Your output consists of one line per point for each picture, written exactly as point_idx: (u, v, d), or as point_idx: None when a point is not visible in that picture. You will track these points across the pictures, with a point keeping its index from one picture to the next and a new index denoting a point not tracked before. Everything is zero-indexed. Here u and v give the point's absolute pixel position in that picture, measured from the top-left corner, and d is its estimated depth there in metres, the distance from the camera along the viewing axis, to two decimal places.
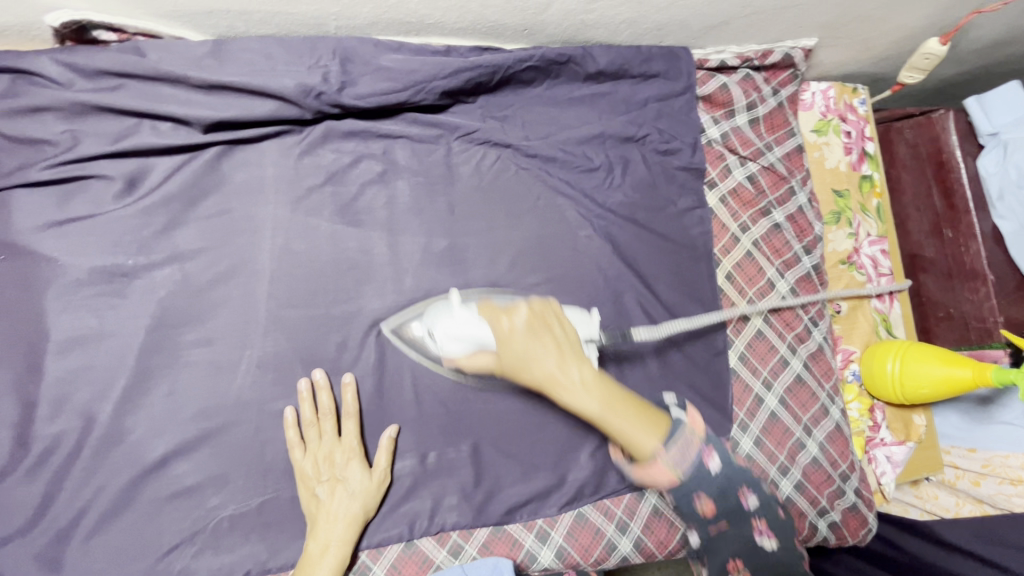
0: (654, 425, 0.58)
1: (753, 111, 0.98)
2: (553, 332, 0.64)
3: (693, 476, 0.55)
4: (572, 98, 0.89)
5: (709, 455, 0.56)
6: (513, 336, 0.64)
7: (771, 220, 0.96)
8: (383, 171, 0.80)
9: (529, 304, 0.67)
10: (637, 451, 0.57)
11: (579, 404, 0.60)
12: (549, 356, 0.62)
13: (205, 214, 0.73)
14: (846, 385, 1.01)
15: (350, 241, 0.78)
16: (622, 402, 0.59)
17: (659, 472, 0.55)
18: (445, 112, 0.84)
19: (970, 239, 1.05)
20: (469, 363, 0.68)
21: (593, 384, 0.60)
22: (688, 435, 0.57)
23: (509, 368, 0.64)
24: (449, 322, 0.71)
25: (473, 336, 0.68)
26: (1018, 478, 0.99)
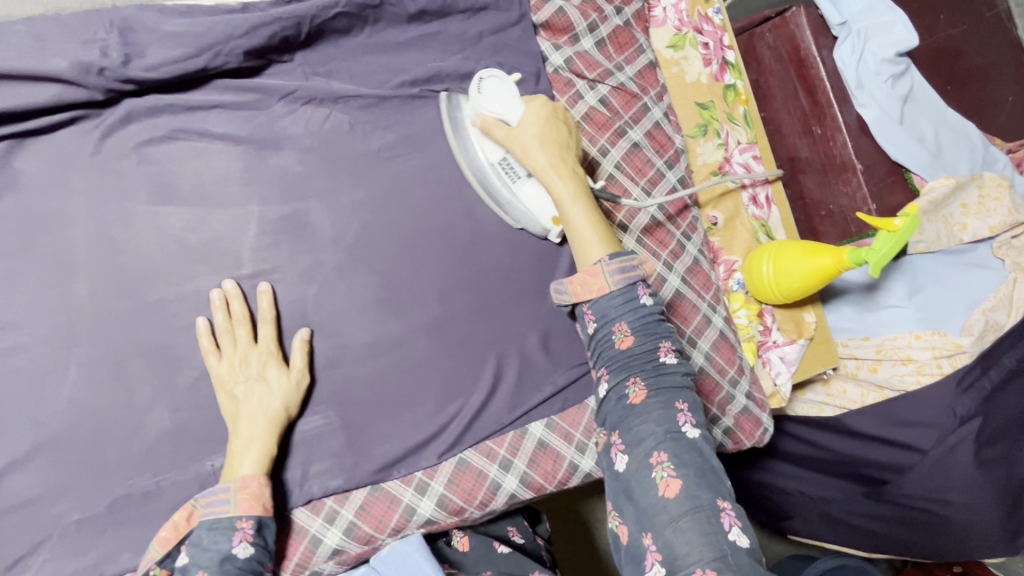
0: (606, 241, 0.70)
1: (597, 32, 0.96)
2: (565, 128, 0.75)
3: (625, 297, 0.68)
4: (399, 43, 0.86)
5: (643, 290, 0.69)
6: (529, 129, 0.73)
7: (629, 140, 0.95)
8: (200, 145, 0.77)
9: (554, 101, 0.76)
10: (584, 254, 0.70)
11: (558, 186, 0.72)
12: (550, 163, 0.72)
13: (4, 216, 0.70)
14: (731, 295, 1.01)
15: (175, 221, 0.75)
16: (590, 206, 0.72)
17: (593, 276, 0.68)
18: (261, 74, 0.80)
19: (836, 132, 1.06)
20: (491, 124, 0.75)
21: (580, 181, 0.73)
22: (631, 260, 0.69)
23: (517, 145, 0.73)
24: (496, 86, 0.77)
25: (500, 111, 0.75)
26: (908, 357, 1.01)
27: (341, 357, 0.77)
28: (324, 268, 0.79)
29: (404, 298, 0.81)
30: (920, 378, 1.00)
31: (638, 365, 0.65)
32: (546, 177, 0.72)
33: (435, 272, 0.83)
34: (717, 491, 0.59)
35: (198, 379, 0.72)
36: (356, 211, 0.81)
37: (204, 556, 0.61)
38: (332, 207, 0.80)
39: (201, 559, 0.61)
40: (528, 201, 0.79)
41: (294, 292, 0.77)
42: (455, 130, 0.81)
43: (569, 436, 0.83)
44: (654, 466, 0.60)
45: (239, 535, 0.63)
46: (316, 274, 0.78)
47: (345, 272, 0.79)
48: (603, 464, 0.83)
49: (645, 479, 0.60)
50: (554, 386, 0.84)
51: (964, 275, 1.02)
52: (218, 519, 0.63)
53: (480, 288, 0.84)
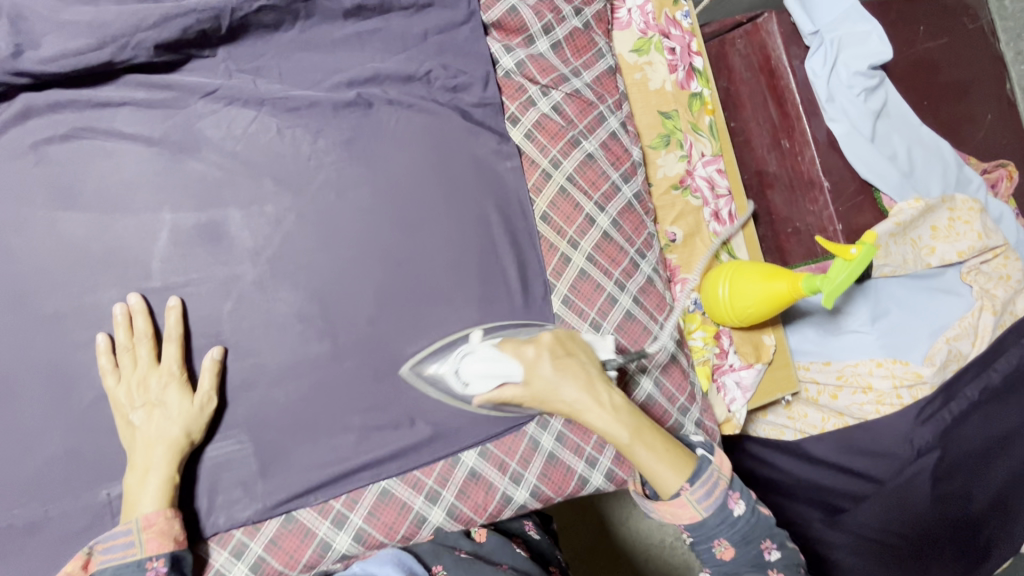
0: (681, 470, 0.68)
1: (552, 34, 0.90)
2: (578, 360, 0.70)
3: (716, 517, 0.69)
4: (335, 40, 0.80)
5: (733, 499, 0.70)
6: (543, 374, 0.68)
7: (582, 150, 0.89)
8: (107, 145, 0.71)
9: (549, 335, 0.71)
10: (664, 487, 0.68)
11: (608, 432, 0.67)
12: (580, 396, 0.68)
13: None
14: (687, 316, 0.96)
15: (76, 228, 0.69)
16: (652, 435, 0.68)
17: (683, 508, 0.68)
18: (179, 70, 0.74)
19: (805, 147, 1.01)
20: (503, 393, 0.70)
21: (624, 407, 0.68)
22: (711, 477, 0.69)
23: (548, 405, 0.69)
24: (473, 364, 0.72)
25: (499, 374, 0.70)
26: (868, 386, 0.97)
27: (258, 378, 0.72)
28: (242, 282, 0.74)
29: (331, 315, 0.76)
30: (879, 408, 0.97)
31: (724, 531, 0.69)
32: (578, 410, 0.68)
33: (367, 288, 0.78)
34: None
35: (94, 400, 0.67)
36: (281, 221, 0.76)
37: None
38: (253, 216, 0.75)
39: None
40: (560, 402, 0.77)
41: (208, 307, 0.72)
42: (448, 348, 0.78)
43: (525, 463, 0.79)
44: None
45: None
46: (235, 288, 0.73)
47: (266, 286, 0.74)
48: (538, 496, 0.80)
49: None
50: (491, 413, 0.79)
51: (931, 301, 0.99)
52: (122, 564, 0.59)
53: (414, 306, 0.79)
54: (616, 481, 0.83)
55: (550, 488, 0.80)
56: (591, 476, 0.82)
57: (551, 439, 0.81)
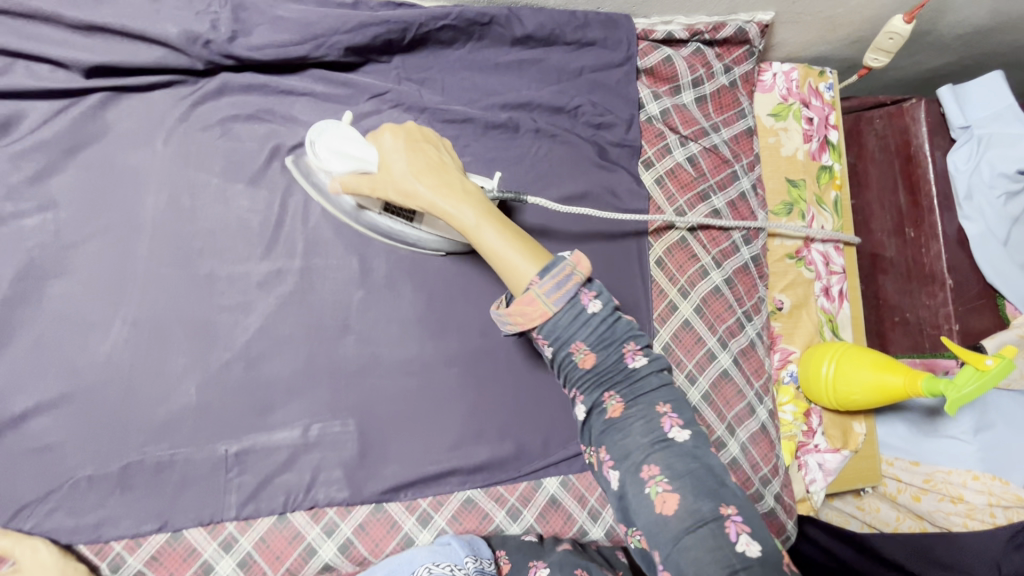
0: (534, 258, 0.55)
1: (700, 88, 0.92)
2: (434, 148, 0.63)
3: (568, 315, 0.53)
4: (498, 63, 0.84)
5: (587, 295, 0.54)
6: (390, 156, 0.62)
7: (709, 206, 0.90)
8: (282, 129, 0.77)
9: (410, 123, 0.65)
10: (515, 282, 0.55)
11: (455, 216, 0.58)
12: (414, 169, 0.61)
13: (84, 163, 0.71)
14: (780, 387, 0.95)
15: (243, 200, 0.75)
16: (499, 217, 0.58)
17: (531, 303, 0.53)
18: (356, 71, 0.79)
19: (932, 240, 0.98)
20: (353, 183, 0.66)
21: (475, 197, 0.59)
22: (563, 270, 0.53)
23: (394, 190, 0.62)
24: (330, 144, 0.67)
25: (360, 158, 0.65)
26: (959, 496, 0.94)
27: (372, 369, 0.76)
28: (372, 276, 0.79)
29: (446, 322, 0.80)
30: (967, 522, 0.93)
31: (649, 441, 0.53)
32: (411, 188, 0.60)
33: (483, 301, 0.81)
34: (717, 498, 0.51)
35: (233, 362, 0.72)
36: None
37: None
38: None
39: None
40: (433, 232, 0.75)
41: (341, 293, 0.77)
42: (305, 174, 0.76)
43: (604, 500, 0.80)
44: (648, 481, 0.52)
45: None
46: (367, 281, 0.78)
47: (394, 284, 0.79)
48: (612, 536, 0.79)
49: (640, 498, 0.52)
50: (579, 446, 0.81)
51: None
52: None
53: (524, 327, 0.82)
54: None
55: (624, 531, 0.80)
56: None
57: None
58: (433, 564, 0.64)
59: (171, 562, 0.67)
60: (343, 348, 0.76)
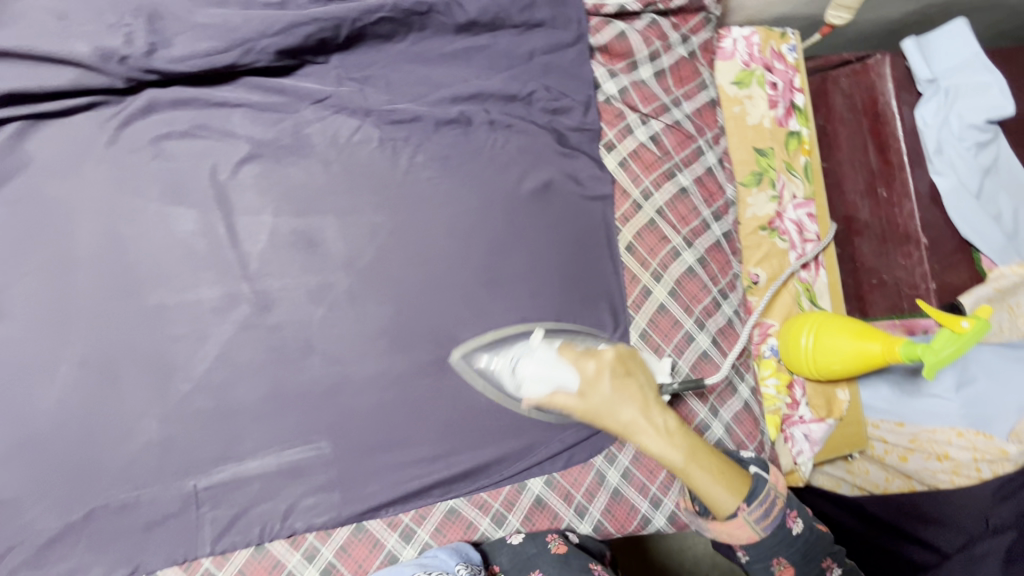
0: (734, 491, 0.67)
1: (658, 61, 0.88)
2: (637, 382, 0.72)
3: (762, 530, 0.66)
4: (443, 54, 0.79)
5: (792, 519, 0.69)
6: (600, 391, 0.69)
7: (676, 184, 0.87)
8: (220, 144, 0.72)
9: (621, 349, 0.73)
10: (720, 505, 0.66)
11: (663, 455, 0.67)
12: (636, 416, 0.69)
13: (10, 199, 0.67)
14: (762, 361, 0.94)
15: (186, 224, 0.71)
16: (704, 454, 0.68)
17: (741, 528, 0.66)
18: (292, 75, 0.75)
19: (904, 199, 0.97)
20: (558, 400, 0.70)
21: (676, 434, 0.68)
22: (767, 496, 0.68)
23: (597, 421, 0.70)
24: (531, 364, 0.72)
25: (556, 380, 0.70)
26: (944, 454, 0.94)
27: (341, 388, 0.74)
28: (333, 291, 0.75)
29: (415, 332, 0.77)
30: (953, 479, 0.94)
31: (783, 549, 0.69)
32: (629, 431, 0.68)
33: (452, 305, 0.78)
34: None
35: (193, 393, 0.69)
36: (375, 233, 0.77)
37: None
38: (349, 226, 0.76)
39: None
40: None
41: (300, 312, 0.73)
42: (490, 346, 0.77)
43: (590, 496, 0.79)
44: None
45: None
46: (326, 295, 0.75)
47: (357, 297, 0.75)
48: (600, 530, 0.79)
49: None
50: (562, 443, 0.79)
51: None
52: None
53: (498, 328, 0.79)
54: (677, 524, 0.81)
55: (612, 524, 0.79)
56: (654, 517, 0.81)
57: (617, 474, 0.81)
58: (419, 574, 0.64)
59: None
60: (309, 368, 0.73)
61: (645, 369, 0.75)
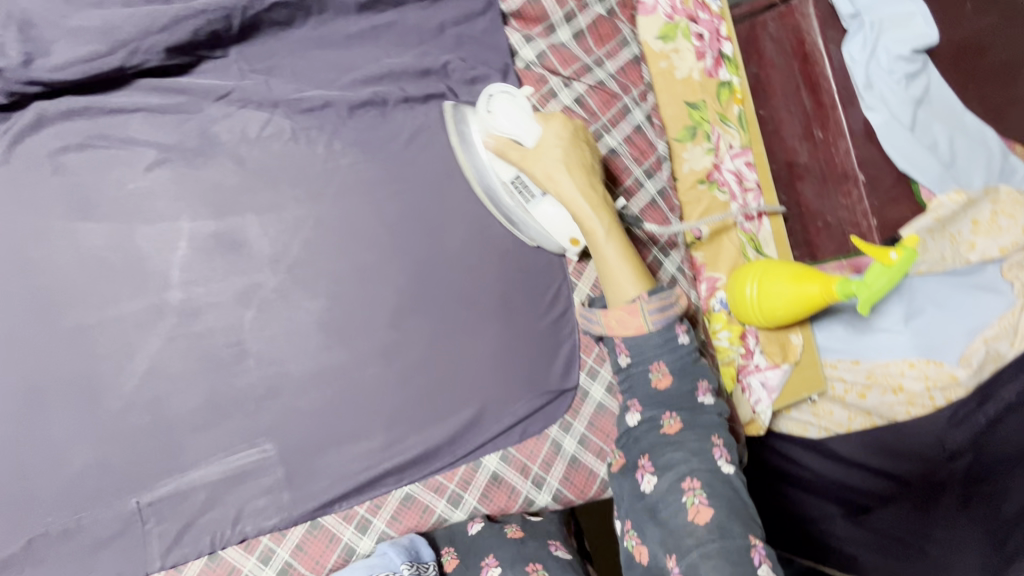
0: (637, 278, 0.69)
1: (575, 22, 0.86)
2: (587, 150, 0.74)
3: (663, 334, 0.67)
4: (348, 35, 0.77)
5: (681, 328, 0.69)
6: (549, 140, 0.72)
7: (605, 146, 0.86)
8: (121, 152, 0.70)
9: (574, 121, 0.75)
10: (620, 293, 0.69)
11: (586, 219, 0.71)
12: (579, 190, 0.71)
13: None
14: (712, 315, 0.94)
15: (95, 238, 0.69)
16: (619, 236, 0.71)
17: (631, 314, 0.67)
18: (191, 73, 0.72)
19: (840, 138, 0.97)
20: (509, 148, 0.72)
21: (604, 209, 0.71)
22: (668, 298, 0.68)
23: (535, 171, 0.71)
24: (508, 103, 0.73)
25: (517, 130, 0.71)
26: (899, 386, 0.96)
27: (281, 388, 0.72)
28: (262, 291, 0.73)
29: (353, 324, 0.75)
30: (909, 409, 0.96)
31: None
32: (572, 203, 0.71)
33: (388, 292, 0.77)
34: (747, 527, 0.59)
35: (124, 410, 0.68)
36: (298, 227, 0.75)
37: None
38: (270, 223, 0.74)
39: None
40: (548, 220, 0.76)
41: (229, 316, 0.72)
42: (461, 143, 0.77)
43: (547, 466, 0.79)
44: (686, 491, 0.60)
45: None
46: (254, 295, 0.73)
47: (287, 295, 0.74)
48: (560, 499, 0.79)
49: (676, 502, 0.60)
50: (514, 417, 0.79)
51: (968, 300, 0.94)
52: None
53: (437, 310, 0.78)
54: None
55: (572, 490, 0.79)
56: None
57: (573, 442, 0.80)
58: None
59: None
60: (244, 371, 0.72)
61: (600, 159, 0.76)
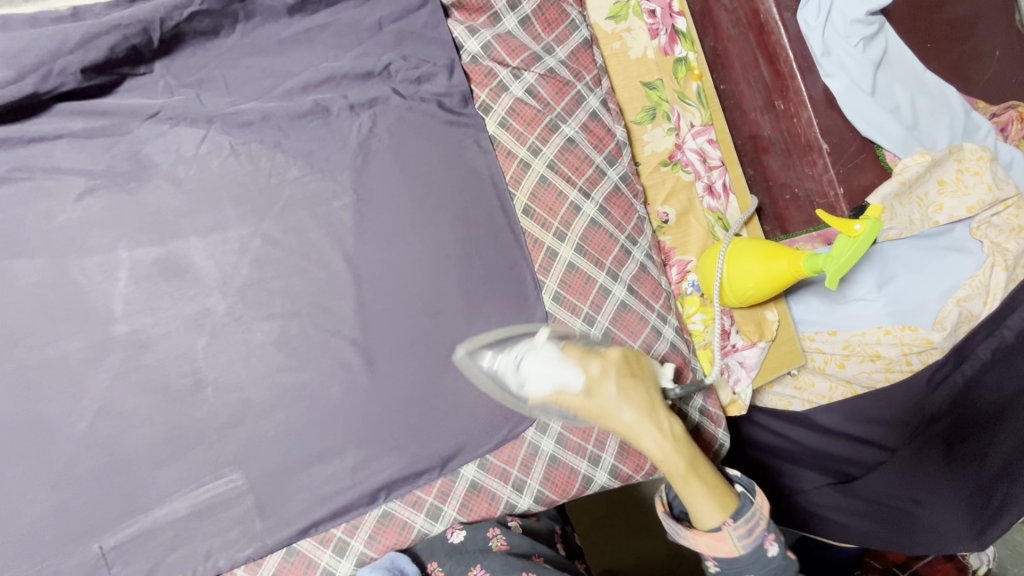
0: (720, 507, 0.63)
1: (520, 9, 0.83)
2: (644, 384, 0.67)
3: (752, 554, 0.63)
4: (281, 40, 0.73)
5: (769, 541, 0.64)
6: (603, 390, 0.65)
7: (562, 135, 0.83)
8: (47, 183, 0.66)
9: (620, 354, 0.68)
10: (700, 516, 0.63)
11: (663, 461, 0.64)
12: (636, 421, 0.64)
13: None
14: (685, 299, 0.92)
15: (29, 276, 0.65)
16: (700, 471, 0.64)
17: (720, 540, 0.63)
18: (115, 92, 0.68)
19: (800, 107, 0.95)
20: (561, 398, 0.66)
21: (680, 439, 0.64)
22: (753, 516, 0.64)
23: (593, 415, 0.65)
24: (534, 360, 0.67)
25: (562, 372, 0.66)
26: (876, 354, 0.95)
27: (244, 415, 0.70)
28: (213, 316, 0.70)
29: (313, 341, 0.73)
30: (887, 375, 0.96)
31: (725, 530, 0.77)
32: (634, 436, 0.64)
33: (347, 307, 0.74)
34: None
35: (79, 452, 0.65)
36: (247, 246, 0.72)
37: None
38: (217, 245, 0.71)
39: None
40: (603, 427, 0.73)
41: (181, 345, 0.69)
42: (485, 367, 0.73)
43: (527, 469, 0.77)
44: None
45: None
46: (207, 321, 0.70)
47: (241, 318, 0.71)
48: (542, 499, 0.78)
49: None
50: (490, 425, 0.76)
51: (939, 262, 0.94)
52: None
53: (401, 320, 0.75)
54: (620, 476, 0.81)
55: (553, 491, 0.78)
56: (596, 475, 0.80)
57: (551, 442, 0.78)
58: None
59: None
60: (203, 402, 0.69)
61: (658, 379, 0.70)
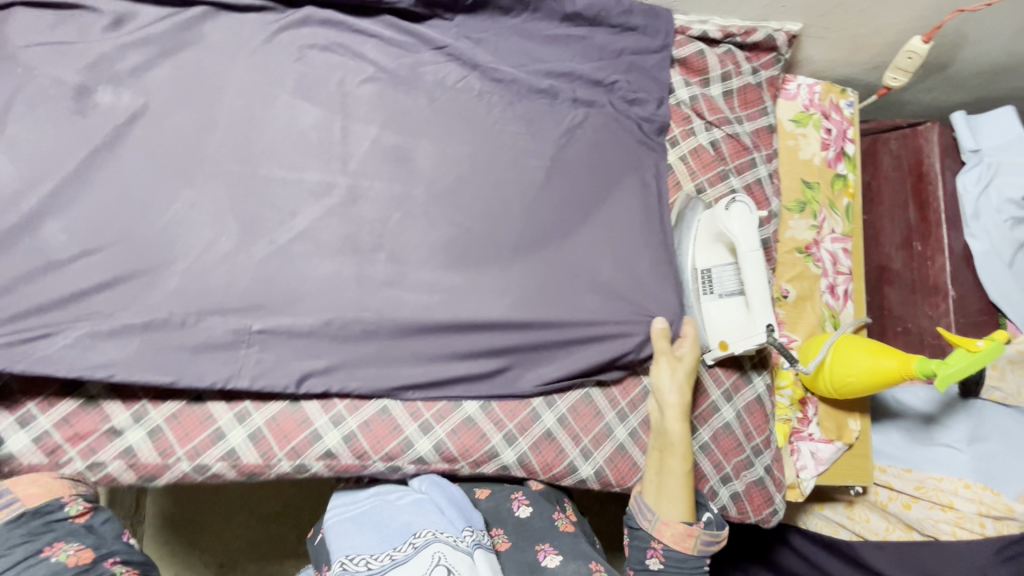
0: (691, 504, 0.79)
1: (728, 83, 1.00)
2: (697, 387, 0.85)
3: (696, 557, 0.79)
4: (547, 35, 0.93)
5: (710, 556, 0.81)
6: (677, 374, 0.83)
7: (728, 185, 0.96)
8: (350, 61, 0.86)
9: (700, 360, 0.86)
10: (674, 506, 0.78)
11: (676, 445, 0.80)
12: (679, 410, 0.81)
13: (180, 63, 0.80)
14: (779, 371, 0.97)
15: (309, 116, 0.83)
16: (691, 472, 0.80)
17: (687, 535, 0.77)
18: (421, 23, 0.90)
19: (937, 253, 1.03)
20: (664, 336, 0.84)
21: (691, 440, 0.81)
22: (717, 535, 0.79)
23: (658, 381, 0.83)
24: (743, 214, 0.81)
25: (741, 237, 0.81)
26: (950, 504, 0.94)
27: (400, 282, 0.81)
28: (412, 200, 0.84)
29: (474, 254, 0.84)
30: (956, 531, 0.94)
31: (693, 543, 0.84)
32: (670, 420, 0.80)
33: (510, 239, 0.86)
34: None
35: (274, 253, 0.78)
36: (459, 163, 0.87)
37: (135, 436, 0.71)
38: (439, 154, 0.87)
39: (136, 437, 0.71)
40: (707, 315, 0.87)
41: (379, 213, 0.83)
42: (680, 225, 0.92)
43: (597, 443, 0.85)
44: None
45: (160, 444, 0.72)
46: (404, 203, 0.84)
47: (430, 211, 0.84)
48: (600, 477, 0.85)
49: None
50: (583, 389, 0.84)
51: None
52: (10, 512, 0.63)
53: (546, 270, 0.86)
54: None
55: (614, 474, 0.86)
56: None
57: (624, 432, 0.87)
58: (437, 530, 0.66)
59: (188, 424, 0.73)
60: (375, 261, 0.81)
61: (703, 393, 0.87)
